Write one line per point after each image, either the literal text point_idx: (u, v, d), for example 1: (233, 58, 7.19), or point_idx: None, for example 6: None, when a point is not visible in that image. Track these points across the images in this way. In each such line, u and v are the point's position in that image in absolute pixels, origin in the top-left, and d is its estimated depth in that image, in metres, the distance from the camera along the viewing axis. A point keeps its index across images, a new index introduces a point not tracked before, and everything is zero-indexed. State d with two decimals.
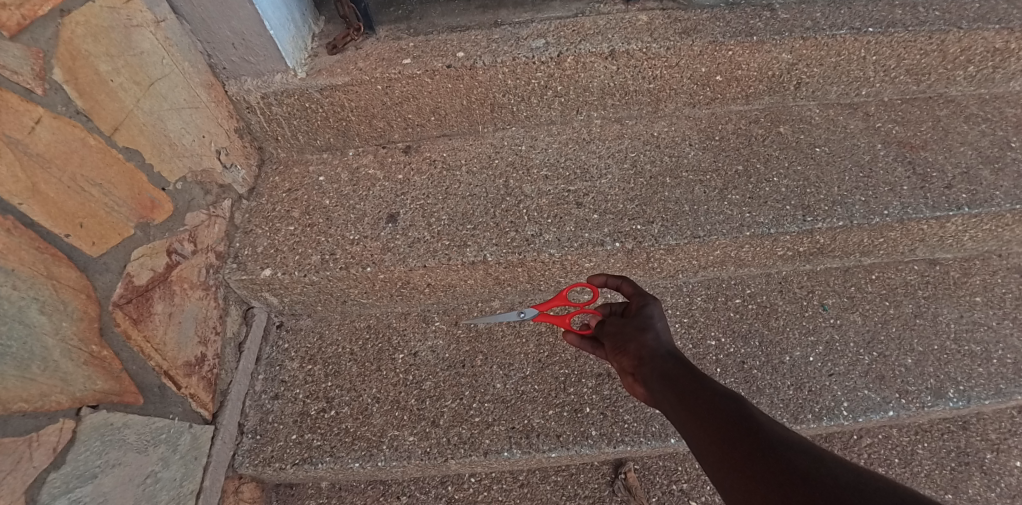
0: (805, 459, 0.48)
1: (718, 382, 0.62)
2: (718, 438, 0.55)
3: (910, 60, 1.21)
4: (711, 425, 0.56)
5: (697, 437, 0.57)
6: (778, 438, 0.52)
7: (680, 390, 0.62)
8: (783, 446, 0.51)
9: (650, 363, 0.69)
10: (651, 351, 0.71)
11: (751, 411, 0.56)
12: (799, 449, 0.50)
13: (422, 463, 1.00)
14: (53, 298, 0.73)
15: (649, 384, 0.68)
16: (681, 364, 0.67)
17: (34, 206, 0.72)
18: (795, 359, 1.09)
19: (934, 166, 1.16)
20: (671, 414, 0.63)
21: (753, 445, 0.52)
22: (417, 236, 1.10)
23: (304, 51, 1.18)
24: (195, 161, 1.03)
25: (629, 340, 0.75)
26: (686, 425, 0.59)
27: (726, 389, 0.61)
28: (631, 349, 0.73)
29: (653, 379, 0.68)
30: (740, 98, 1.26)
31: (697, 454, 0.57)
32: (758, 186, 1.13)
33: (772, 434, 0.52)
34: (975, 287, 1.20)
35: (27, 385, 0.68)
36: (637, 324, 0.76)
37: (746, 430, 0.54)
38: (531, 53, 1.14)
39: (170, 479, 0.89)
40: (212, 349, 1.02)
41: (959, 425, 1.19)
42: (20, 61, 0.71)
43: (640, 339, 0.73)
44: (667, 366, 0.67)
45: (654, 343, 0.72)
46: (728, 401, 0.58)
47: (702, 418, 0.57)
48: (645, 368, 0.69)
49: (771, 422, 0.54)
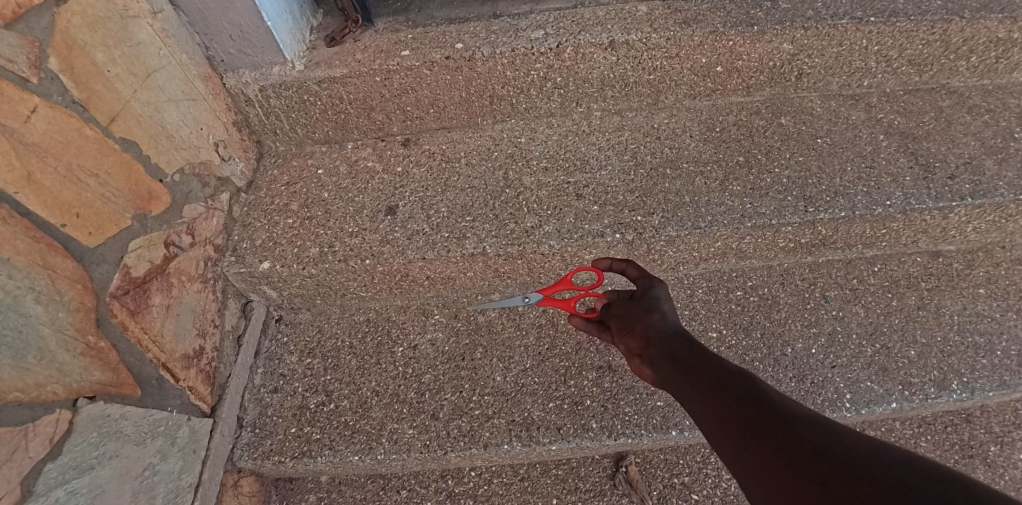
0: (818, 432, 0.48)
1: (727, 361, 0.63)
2: (729, 413, 0.55)
3: (912, 50, 1.20)
4: (725, 406, 0.56)
5: (707, 414, 0.57)
6: (790, 412, 0.52)
7: (692, 373, 0.63)
8: (795, 419, 0.51)
9: (656, 345, 0.71)
10: (658, 331, 0.73)
11: (761, 387, 0.56)
12: (812, 422, 0.50)
13: (422, 455, 1.00)
14: (49, 288, 0.72)
15: (656, 364, 0.69)
16: (688, 344, 0.68)
17: (30, 196, 0.71)
18: (797, 351, 1.09)
19: (937, 157, 1.15)
20: (679, 394, 0.63)
21: (769, 422, 0.51)
22: (417, 229, 1.10)
23: (303, 43, 1.18)
24: (193, 153, 1.02)
25: (636, 322, 0.77)
26: (695, 403, 0.59)
27: (735, 367, 0.61)
28: (639, 330, 0.75)
29: (660, 359, 0.69)
30: (740, 89, 1.25)
31: (705, 431, 0.57)
32: (760, 177, 1.13)
33: (784, 409, 0.52)
34: (979, 279, 1.19)
35: (23, 376, 0.67)
36: (643, 305, 0.79)
37: (756, 405, 0.54)
38: (531, 44, 1.13)
39: (168, 472, 0.89)
40: (211, 342, 1.02)
41: (963, 418, 1.18)
42: (15, 50, 0.70)
43: (647, 320, 0.76)
44: (674, 346, 0.69)
45: (660, 323, 0.74)
46: (738, 378, 0.59)
47: (716, 398, 0.57)
48: (652, 350, 0.71)
49: (782, 398, 0.55)
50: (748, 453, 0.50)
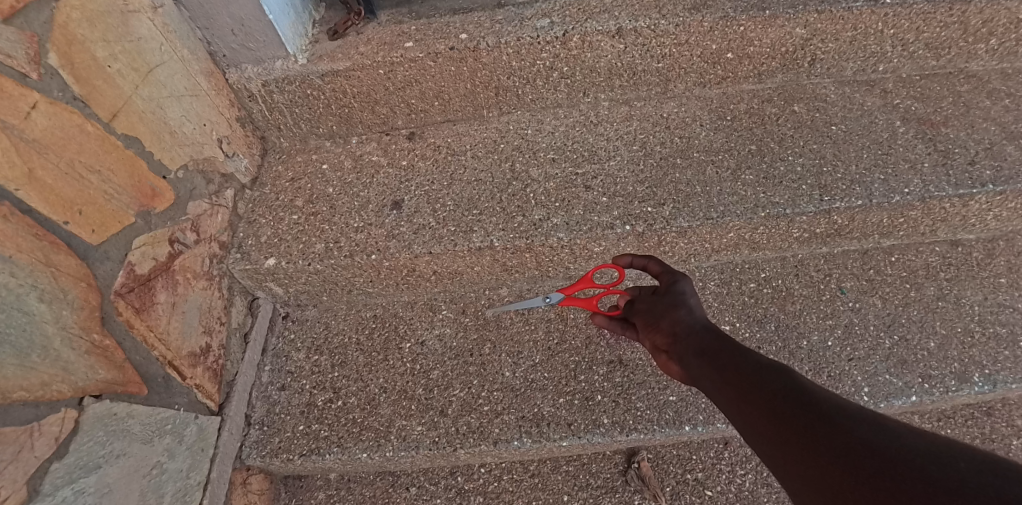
0: (866, 427, 0.46)
1: (760, 355, 0.61)
2: (767, 409, 0.53)
3: (929, 33, 1.17)
4: (762, 400, 0.54)
5: (743, 411, 0.55)
6: (833, 406, 0.50)
7: (725, 368, 0.60)
8: (840, 414, 0.48)
9: (684, 340, 0.69)
10: (686, 326, 0.71)
11: (800, 381, 0.54)
12: (857, 416, 0.48)
13: (431, 452, 0.99)
14: (52, 285, 0.71)
15: (685, 360, 0.67)
16: (719, 339, 0.66)
17: (32, 193, 0.71)
18: (813, 343, 1.06)
19: (956, 143, 1.12)
20: (711, 391, 0.61)
21: (810, 417, 0.49)
22: (423, 223, 1.08)
23: (305, 37, 1.16)
24: (197, 150, 1.01)
25: (662, 317, 0.75)
26: (729, 399, 0.57)
27: (769, 360, 0.59)
28: (666, 326, 0.74)
29: (690, 355, 0.67)
30: (751, 76, 1.22)
31: (741, 429, 0.55)
32: (773, 166, 1.10)
33: (827, 403, 0.50)
34: (1000, 268, 1.15)
35: (28, 374, 0.67)
36: (669, 300, 0.77)
37: (796, 399, 0.52)
38: (536, 32, 1.11)
39: (177, 470, 0.88)
40: (218, 339, 1.01)
41: (983, 411, 1.14)
42: (14, 45, 0.69)
43: (674, 315, 0.74)
44: (703, 341, 0.67)
45: (688, 318, 0.72)
46: (774, 372, 0.57)
47: (751, 393, 0.55)
48: (679, 346, 0.69)
49: (823, 392, 0.52)
50: (789, 450, 0.48)
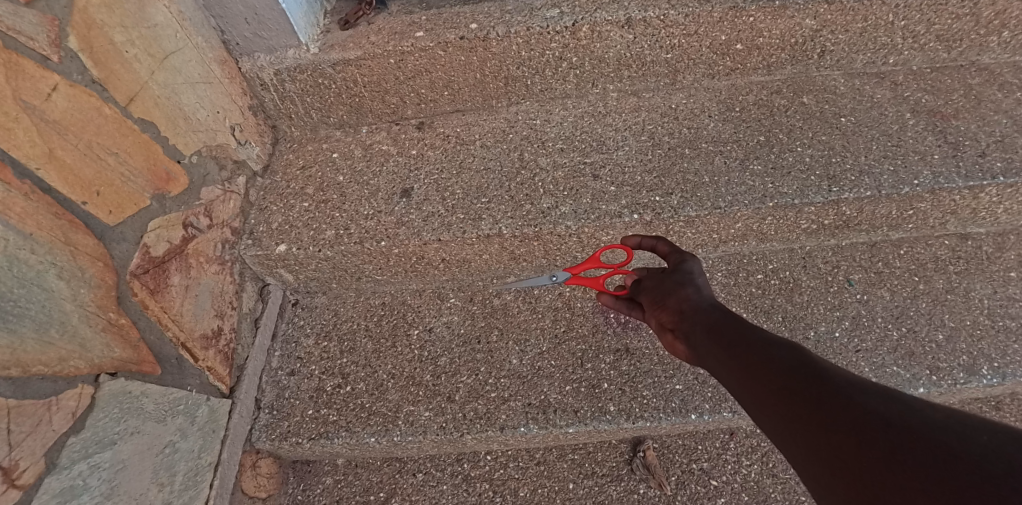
0: (881, 400, 0.46)
1: (769, 333, 0.62)
2: (778, 387, 0.53)
3: (941, 25, 1.16)
4: (772, 378, 0.54)
5: (752, 389, 0.55)
6: (845, 381, 0.49)
7: (733, 346, 0.61)
8: (851, 389, 0.48)
9: (691, 318, 0.70)
10: (693, 305, 0.72)
11: (812, 359, 0.54)
12: (871, 390, 0.47)
13: (438, 438, 1.00)
14: (70, 264, 0.73)
15: (691, 338, 0.69)
16: (726, 317, 0.67)
17: (51, 173, 0.72)
18: (819, 334, 1.06)
19: (967, 135, 1.11)
20: (719, 369, 0.62)
21: (823, 391, 0.49)
22: (431, 210, 1.09)
23: (317, 27, 1.18)
24: (210, 136, 1.03)
25: (669, 295, 0.76)
26: (738, 378, 0.58)
27: (778, 338, 0.60)
28: (672, 304, 0.75)
29: (696, 333, 0.68)
30: (761, 68, 1.22)
31: (750, 406, 0.55)
32: (781, 156, 1.10)
33: (840, 378, 0.50)
34: (1011, 262, 1.14)
35: (47, 349, 0.68)
36: (677, 278, 0.77)
37: (807, 376, 0.52)
38: (545, 22, 1.11)
39: (189, 450, 0.90)
40: (229, 324, 1.02)
41: (992, 405, 1.14)
42: (35, 28, 0.71)
43: (681, 293, 0.74)
44: (711, 320, 0.68)
45: (695, 296, 0.73)
46: (784, 350, 0.57)
47: (763, 370, 0.56)
48: (686, 323, 0.70)
49: (835, 368, 0.52)
50: (800, 426, 0.48)
